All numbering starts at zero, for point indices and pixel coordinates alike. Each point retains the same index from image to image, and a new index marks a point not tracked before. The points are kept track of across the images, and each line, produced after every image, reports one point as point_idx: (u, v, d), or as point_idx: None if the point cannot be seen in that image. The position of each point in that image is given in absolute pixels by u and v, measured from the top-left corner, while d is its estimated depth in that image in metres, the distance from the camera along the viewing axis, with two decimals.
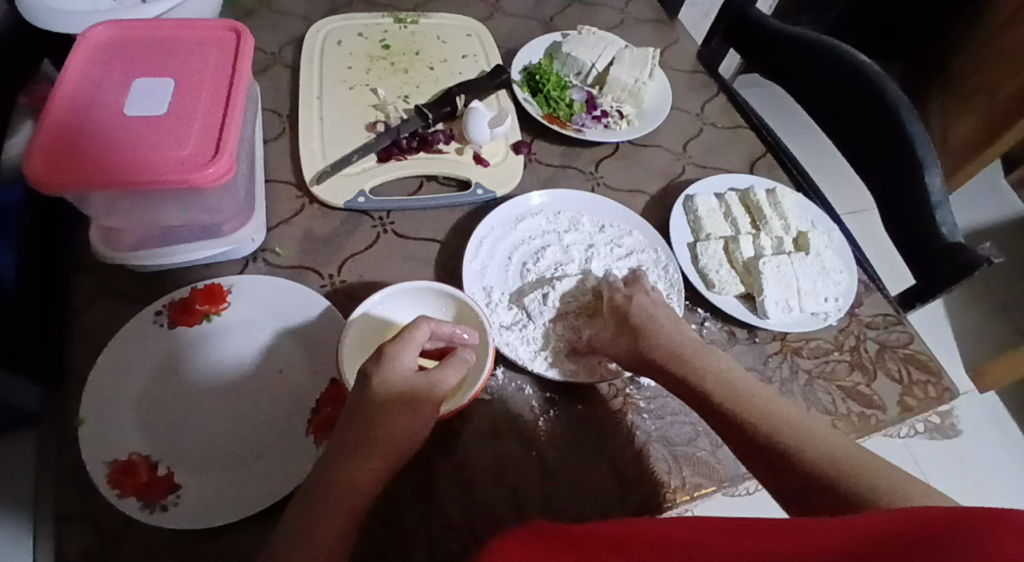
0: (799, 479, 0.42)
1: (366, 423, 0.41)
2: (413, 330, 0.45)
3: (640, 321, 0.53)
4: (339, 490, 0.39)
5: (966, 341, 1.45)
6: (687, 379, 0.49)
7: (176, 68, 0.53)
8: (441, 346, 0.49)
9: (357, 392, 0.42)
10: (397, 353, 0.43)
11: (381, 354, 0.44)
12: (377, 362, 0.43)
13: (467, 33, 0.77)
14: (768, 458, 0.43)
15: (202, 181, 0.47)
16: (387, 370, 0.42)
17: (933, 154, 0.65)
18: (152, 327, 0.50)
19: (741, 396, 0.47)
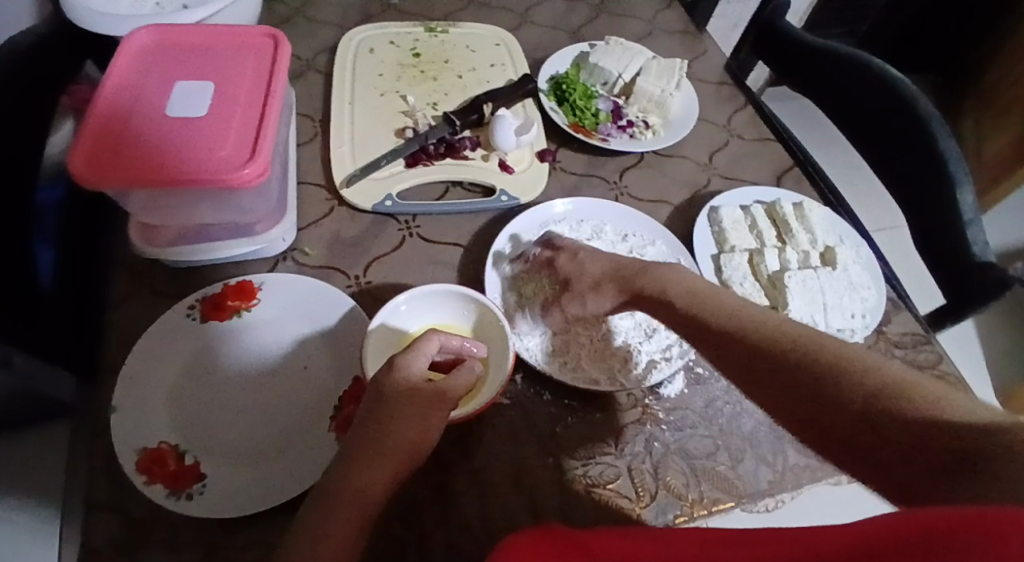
0: (802, 389, 0.39)
1: (385, 430, 0.41)
2: (423, 341, 0.45)
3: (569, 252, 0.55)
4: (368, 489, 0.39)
5: (997, 363, 1.41)
6: (722, 323, 0.45)
7: (216, 73, 0.54)
8: (451, 356, 0.48)
9: (370, 400, 0.43)
10: (407, 362, 0.43)
11: (392, 364, 0.44)
12: (388, 372, 0.43)
13: (495, 42, 0.78)
14: (767, 373, 0.41)
15: (239, 182, 0.48)
16: (397, 378, 0.43)
17: (966, 172, 0.63)
18: (185, 321, 0.51)
19: (725, 308, 0.46)
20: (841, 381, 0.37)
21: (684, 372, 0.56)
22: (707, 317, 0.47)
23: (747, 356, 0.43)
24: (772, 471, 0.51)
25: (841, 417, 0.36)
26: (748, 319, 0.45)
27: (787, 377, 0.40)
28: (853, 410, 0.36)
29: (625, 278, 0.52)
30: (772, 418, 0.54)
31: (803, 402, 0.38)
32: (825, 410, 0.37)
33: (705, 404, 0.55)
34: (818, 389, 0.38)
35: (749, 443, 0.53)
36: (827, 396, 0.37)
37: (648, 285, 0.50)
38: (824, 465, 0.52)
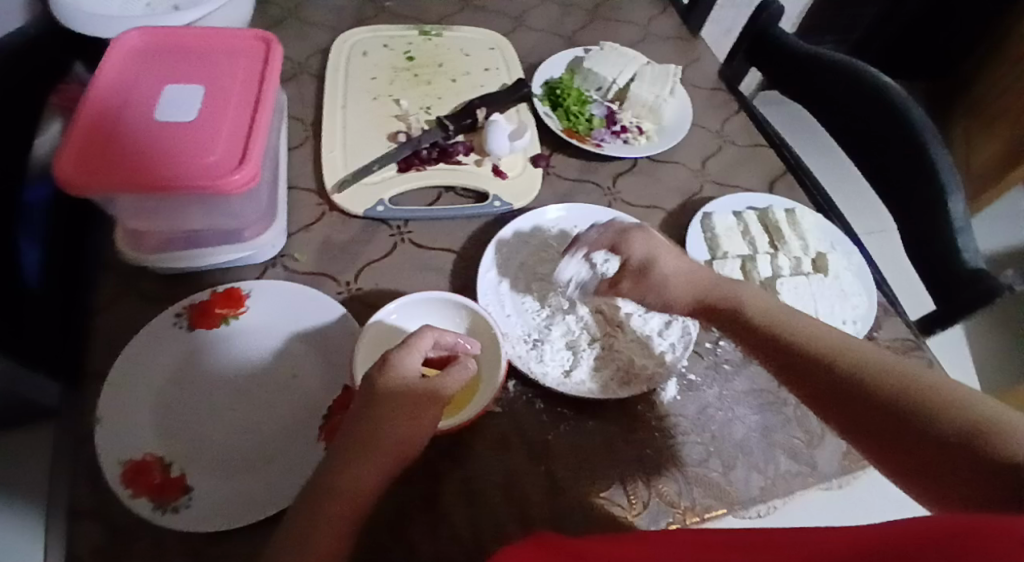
0: (855, 403, 0.41)
1: (373, 427, 0.41)
2: (416, 338, 0.44)
3: (642, 268, 0.52)
4: (354, 489, 0.39)
5: (986, 368, 1.42)
6: (783, 337, 0.46)
7: (206, 76, 0.54)
8: (443, 354, 0.47)
9: (363, 394, 0.42)
10: (399, 360, 0.43)
11: (385, 360, 0.43)
12: (381, 369, 0.42)
13: (489, 46, 0.78)
14: (820, 387, 0.43)
15: (228, 188, 0.48)
16: (390, 375, 0.42)
17: (957, 180, 0.64)
18: (172, 329, 0.51)
19: (773, 317, 0.48)
20: (903, 403, 0.39)
21: (676, 378, 0.56)
22: (758, 326, 0.48)
23: (800, 368, 0.44)
24: (763, 478, 0.51)
25: (895, 430, 0.38)
26: (806, 335, 0.46)
27: (840, 390, 0.42)
28: (915, 432, 0.37)
29: (702, 291, 0.52)
30: (764, 424, 0.55)
31: (858, 419, 0.40)
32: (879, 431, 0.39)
33: (697, 410, 0.55)
34: (868, 406, 0.40)
35: (740, 450, 0.53)
36: (875, 417, 0.39)
37: (710, 293, 0.51)
38: (814, 471, 0.53)
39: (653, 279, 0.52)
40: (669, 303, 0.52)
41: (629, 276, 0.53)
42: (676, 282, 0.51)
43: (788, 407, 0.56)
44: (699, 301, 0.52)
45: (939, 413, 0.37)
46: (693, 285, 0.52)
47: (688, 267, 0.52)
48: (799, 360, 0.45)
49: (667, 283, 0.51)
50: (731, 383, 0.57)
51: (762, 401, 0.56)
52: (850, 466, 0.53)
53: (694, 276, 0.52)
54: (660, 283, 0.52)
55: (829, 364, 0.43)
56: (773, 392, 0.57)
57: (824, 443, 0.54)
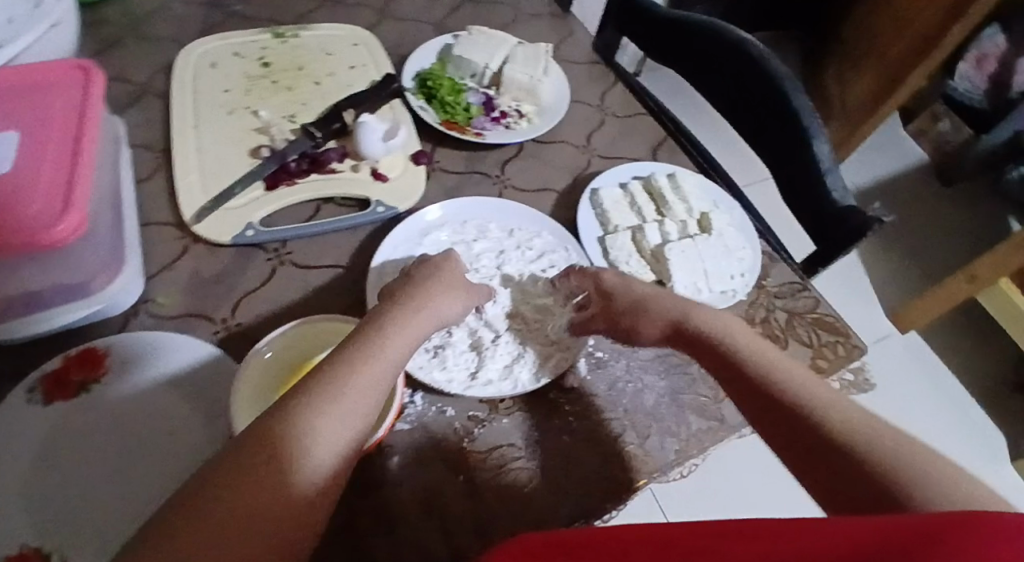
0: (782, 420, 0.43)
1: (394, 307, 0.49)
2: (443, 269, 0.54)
3: (612, 292, 0.57)
4: (320, 443, 0.37)
5: (882, 289, 1.54)
6: (726, 348, 0.50)
7: (14, 115, 0.47)
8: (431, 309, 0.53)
9: (388, 293, 0.52)
10: (427, 265, 0.54)
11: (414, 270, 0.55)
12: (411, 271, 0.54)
13: (352, 42, 0.74)
14: (758, 401, 0.45)
15: (53, 242, 0.42)
16: (418, 272, 0.53)
17: (819, 124, 0.67)
18: (21, 408, 0.44)
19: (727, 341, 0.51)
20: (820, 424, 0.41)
21: (584, 357, 0.56)
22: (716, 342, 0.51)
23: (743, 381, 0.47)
24: (678, 441, 0.52)
25: (811, 449, 0.41)
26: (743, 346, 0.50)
27: (771, 404, 0.44)
28: (826, 453, 0.40)
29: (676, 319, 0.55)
30: (671, 389, 0.56)
31: (782, 436, 0.43)
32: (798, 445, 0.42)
33: (608, 387, 0.55)
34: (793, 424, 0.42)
35: (653, 419, 0.53)
36: (794, 434, 0.42)
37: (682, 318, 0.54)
38: (723, 425, 0.54)
39: (633, 305, 0.56)
40: (640, 330, 0.56)
41: (604, 303, 0.57)
42: (651, 308, 0.56)
43: (693, 368, 0.58)
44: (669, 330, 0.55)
45: (840, 424, 0.40)
46: (672, 313, 0.55)
47: (666, 296, 0.57)
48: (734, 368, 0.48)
49: (645, 310, 0.56)
50: (638, 354, 0.58)
51: (668, 366, 0.57)
52: None
53: (678, 305, 0.56)
54: (638, 307, 0.56)
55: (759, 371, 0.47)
56: (677, 356, 0.58)
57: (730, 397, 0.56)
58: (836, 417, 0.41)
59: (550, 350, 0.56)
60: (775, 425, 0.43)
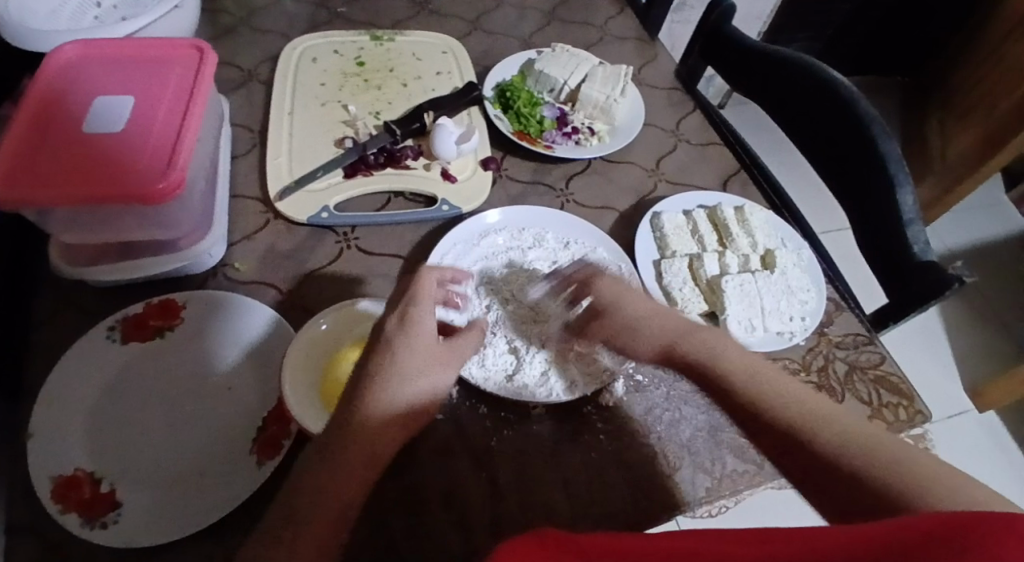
0: (760, 431, 0.42)
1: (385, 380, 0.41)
2: (423, 282, 0.46)
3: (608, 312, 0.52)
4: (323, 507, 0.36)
5: (967, 359, 1.42)
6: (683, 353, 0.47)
7: (136, 86, 0.53)
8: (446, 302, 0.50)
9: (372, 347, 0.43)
10: (419, 318, 0.44)
11: (402, 317, 0.44)
12: (400, 324, 0.44)
13: (442, 50, 0.77)
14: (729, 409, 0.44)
15: (153, 198, 0.48)
16: (413, 331, 0.43)
17: (906, 171, 0.63)
18: (104, 342, 0.50)
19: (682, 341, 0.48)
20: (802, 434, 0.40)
21: (623, 379, 0.56)
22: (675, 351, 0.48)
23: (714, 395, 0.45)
24: (710, 479, 0.51)
25: (798, 457, 0.40)
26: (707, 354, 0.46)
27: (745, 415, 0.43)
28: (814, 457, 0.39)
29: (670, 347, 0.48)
30: (711, 424, 0.54)
31: (765, 440, 0.41)
32: (781, 453, 0.40)
33: (644, 412, 0.54)
34: (774, 433, 0.41)
35: (687, 451, 0.52)
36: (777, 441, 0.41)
37: (669, 349, 0.48)
38: (761, 471, 0.52)
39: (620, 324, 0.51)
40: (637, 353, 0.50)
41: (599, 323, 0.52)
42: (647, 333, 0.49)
43: None
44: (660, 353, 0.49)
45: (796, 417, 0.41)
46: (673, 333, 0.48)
47: (664, 312, 0.50)
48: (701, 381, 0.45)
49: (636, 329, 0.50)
50: (680, 384, 0.56)
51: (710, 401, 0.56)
52: None
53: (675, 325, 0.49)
54: (629, 330, 0.50)
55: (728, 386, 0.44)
56: None
57: None
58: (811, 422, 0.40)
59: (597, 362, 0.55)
60: (758, 432, 0.42)
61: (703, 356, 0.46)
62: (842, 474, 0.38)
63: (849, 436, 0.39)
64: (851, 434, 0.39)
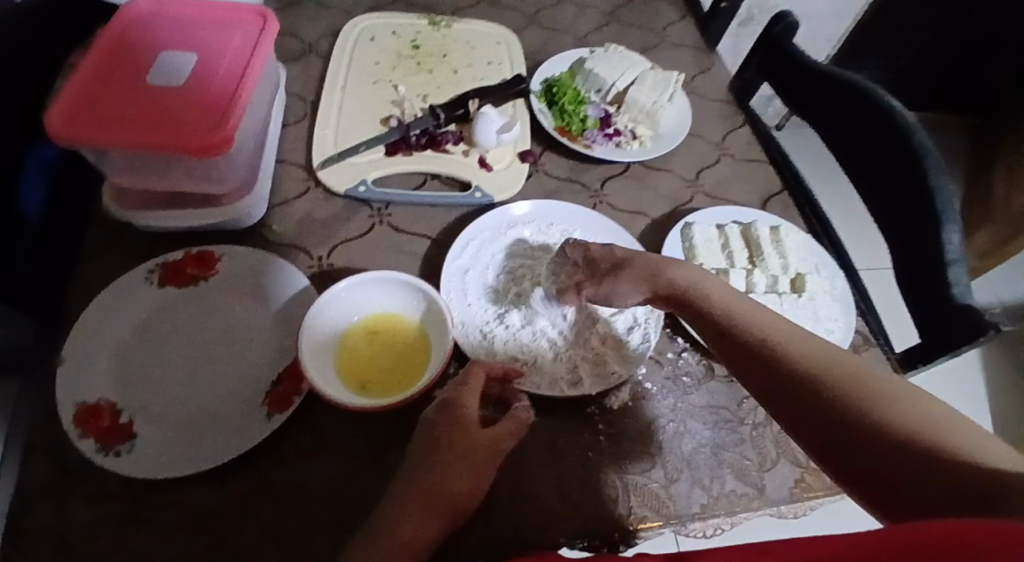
0: (821, 420, 0.42)
1: (429, 478, 0.43)
2: (472, 378, 0.47)
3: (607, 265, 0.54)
4: None
5: (1011, 419, 1.34)
6: (734, 328, 0.49)
7: (200, 45, 0.56)
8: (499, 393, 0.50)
9: (425, 434, 0.46)
10: (460, 404, 0.46)
11: (445, 404, 0.46)
12: (442, 412, 0.46)
13: (496, 41, 0.78)
14: (784, 395, 0.45)
15: (203, 152, 0.50)
16: (451, 419, 0.45)
17: (956, 209, 0.60)
18: (141, 284, 0.53)
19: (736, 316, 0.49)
20: (869, 423, 0.40)
21: (631, 385, 0.55)
22: (724, 320, 0.50)
23: (771, 378, 0.46)
24: (706, 496, 0.50)
25: (862, 451, 0.40)
26: (763, 326, 0.48)
27: (806, 399, 0.44)
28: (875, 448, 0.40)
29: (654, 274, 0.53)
30: (714, 441, 0.53)
31: (832, 432, 0.42)
32: (848, 450, 0.41)
33: (648, 420, 0.54)
34: (839, 421, 0.42)
35: (687, 465, 0.52)
36: (842, 431, 0.41)
37: (689, 292, 0.52)
38: (761, 495, 0.51)
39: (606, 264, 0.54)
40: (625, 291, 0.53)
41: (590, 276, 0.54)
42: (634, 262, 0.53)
43: (745, 427, 0.54)
44: (652, 289, 0.53)
45: (861, 401, 0.41)
46: (652, 268, 0.53)
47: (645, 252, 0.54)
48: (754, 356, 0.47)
49: (627, 260, 0.53)
50: (689, 397, 0.56)
51: (718, 418, 0.55)
52: (801, 494, 0.51)
53: (655, 260, 0.53)
54: (621, 261, 0.54)
55: (782, 364, 0.45)
56: (731, 411, 0.55)
57: (777, 468, 0.52)
58: (881, 408, 0.40)
59: (610, 363, 0.55)
60: (823, 422, 0.42)
61: (754, 330, 0.48)
62: (908, 471, 0.38)
63: (915, 421, 0.39)
64: (918, 420, 0.39)
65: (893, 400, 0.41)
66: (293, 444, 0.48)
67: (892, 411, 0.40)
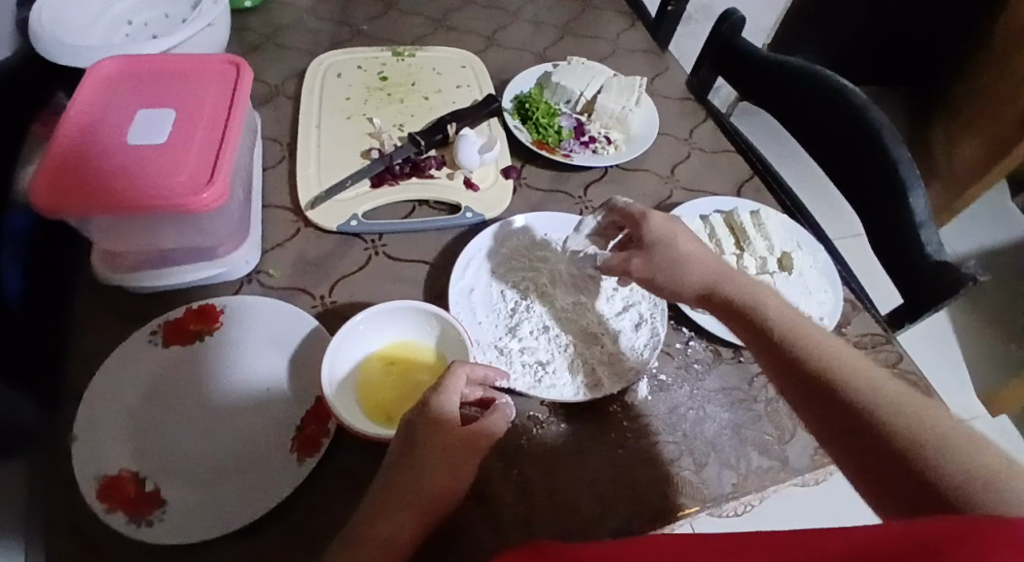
0: (828, 413, 0.42)
1: (411, 476, 0.43)
2: (451, 377, 0.46)
3: (655, 245, 0.55)
4: None
5: (978, 366, 1.42)
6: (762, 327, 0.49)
7: (176, 99, 0.56)
8: (480, 394, 0.49)
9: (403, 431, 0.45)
10: (440, 403, 0.45)
11: (424, 402, 0.46)
12: (422, 410, 0.45)
13: (461, 64, 0.80)
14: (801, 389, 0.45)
15: (197, 206, 0.50)
16: (432, 419, 0.44)
17: (917, 175, 0.65)
18: (146, 346, 0.51)
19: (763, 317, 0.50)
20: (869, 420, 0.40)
21: (648, 378, 0.57)
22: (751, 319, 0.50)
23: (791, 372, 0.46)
24: (736, 475, 0.52)
25: (863, 449, 0.40)
26: (821, 354, 0.45)
27: (818, 395, 0.43)
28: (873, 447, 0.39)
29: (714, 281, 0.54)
30: (734, 422, 0.55)
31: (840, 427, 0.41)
32: (852, 444, 0.40)
33: (668, 410, 0.55)
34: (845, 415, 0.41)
35: (712, 448, 0.53)
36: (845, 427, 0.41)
37: (739, 299, 0.52)
38: (785, 466, 0.53)
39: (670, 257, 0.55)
40: (681, 280, 0.55)
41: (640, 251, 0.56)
42: (696, 267, 0.54)
43: (759, 404, 0.57)
44: (706, 293, 0.54)
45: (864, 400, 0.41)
46: (711, 274, 0.54)
47: (704, 251, 0.55)
48: (807, 381, 0.44)
49: (683, 261, 0.54)
50: (703, 382, 0.58)
51: (733, 399, 0.57)
52: (822, 460, 0.54)
53: (719, 266, 0.55)
54: (678, 259, 0.55)
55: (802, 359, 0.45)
56: (744, 391, 0.57)
57: (796, 438, 0.54)
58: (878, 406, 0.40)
59: (625, 361, 0.57)
60: (832, 416, 0.42)
61: (780, 328, 0.48)
62: (902, 469, 0.37)
63: (913, 423, 0.38)
64: (915, 419, 0.38)
65: (898, 399, 0.40)
66: (328, 486, 0.47)
67: (947, 448, 0.36)
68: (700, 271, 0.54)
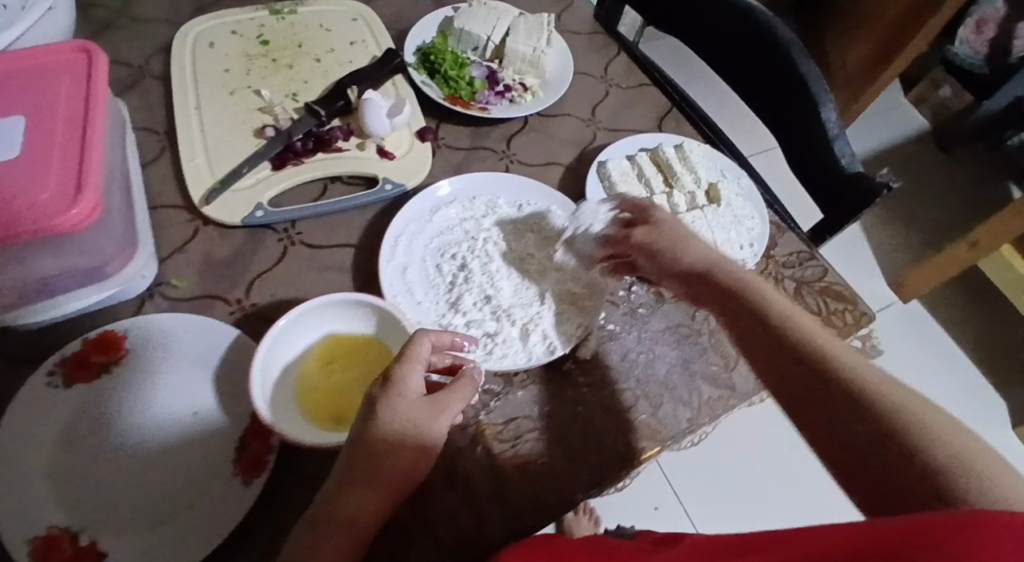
0: (820, 394, 0.42)
1: (369, 459, 0.40)
2: (414, 347, 0.43)
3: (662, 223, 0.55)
4: None
5: (884, 257, 1.55)
6: (752, 304, 0.48)
7: (18, 103, 0.47)
8: (447, 361, 0.48)
9: (361, 417, 0.42)
10: (402, 378, 0.42)
11: (386, 379, 0.42)
12: (384, 389, 0.42)
13: (351, 17, 0.72)
14: (790, 371, 0.44)
15: (69, 225, 0.42)
16: (396, 398, 0.42)
17: (826, 89, 0.65)
18: (45, 390, 0.45)
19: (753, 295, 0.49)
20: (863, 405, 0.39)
21: (596, 331, 0.56)
22: (741, 300, 0.49)
23: (773, 354, 0.45)
24: (690, 409, 0.53)
25: (851, 435, 0.40)
26: (814, 340, 0.44)
27: (810, 378, 0.43)
28: (864, 430, 0.39)
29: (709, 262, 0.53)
30: (683, 358, 0.56)
31: (831, 412, 0.41)
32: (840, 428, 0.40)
33: (621, 358, 0.55)
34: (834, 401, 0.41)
35: (665, 387, 0.54)
36: (836, 410, 0.41)
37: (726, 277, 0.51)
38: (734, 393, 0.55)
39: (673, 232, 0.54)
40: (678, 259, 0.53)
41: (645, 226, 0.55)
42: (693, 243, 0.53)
43: (704, 336, 0.58)
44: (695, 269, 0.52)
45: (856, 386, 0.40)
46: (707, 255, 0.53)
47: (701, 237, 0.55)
48: (783, 357, 0.44)
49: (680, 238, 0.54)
50: (649, 324, 0.58)
51: (679, 336, 0.57)
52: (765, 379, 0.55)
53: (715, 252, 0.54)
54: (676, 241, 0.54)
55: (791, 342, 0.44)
56: (688, 326, 0.58)
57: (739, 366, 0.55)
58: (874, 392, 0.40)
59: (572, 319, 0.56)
60: (820, 402, 0.42)
61: (778, 310, 0.47)
62: (894, 458, 0.37)
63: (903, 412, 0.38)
64: (906, 406, 0.38)
65: (889, 389, 0.40)
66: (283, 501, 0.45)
67: (929, 429, 0.37)
68: (700, 252, 0.53)
